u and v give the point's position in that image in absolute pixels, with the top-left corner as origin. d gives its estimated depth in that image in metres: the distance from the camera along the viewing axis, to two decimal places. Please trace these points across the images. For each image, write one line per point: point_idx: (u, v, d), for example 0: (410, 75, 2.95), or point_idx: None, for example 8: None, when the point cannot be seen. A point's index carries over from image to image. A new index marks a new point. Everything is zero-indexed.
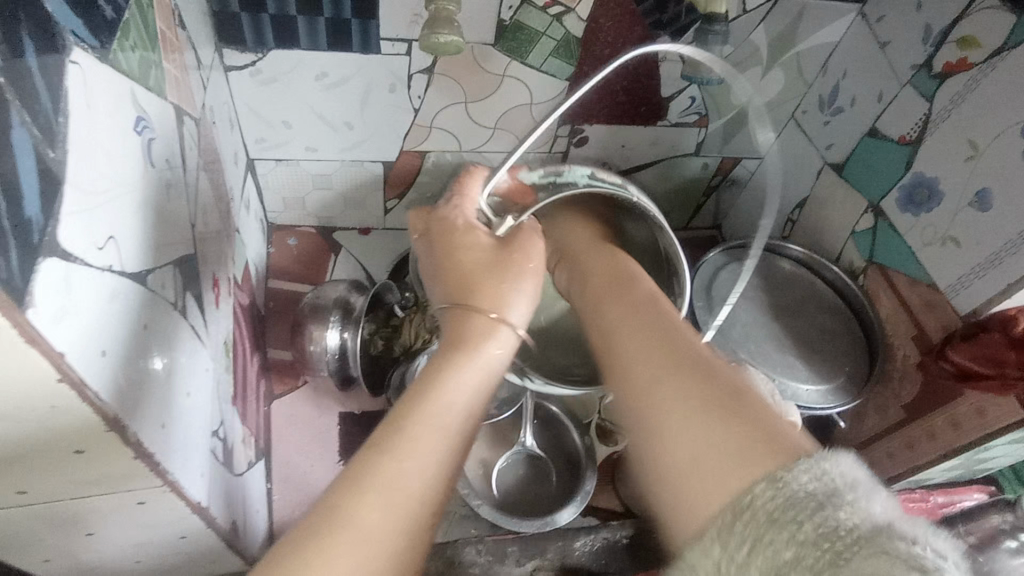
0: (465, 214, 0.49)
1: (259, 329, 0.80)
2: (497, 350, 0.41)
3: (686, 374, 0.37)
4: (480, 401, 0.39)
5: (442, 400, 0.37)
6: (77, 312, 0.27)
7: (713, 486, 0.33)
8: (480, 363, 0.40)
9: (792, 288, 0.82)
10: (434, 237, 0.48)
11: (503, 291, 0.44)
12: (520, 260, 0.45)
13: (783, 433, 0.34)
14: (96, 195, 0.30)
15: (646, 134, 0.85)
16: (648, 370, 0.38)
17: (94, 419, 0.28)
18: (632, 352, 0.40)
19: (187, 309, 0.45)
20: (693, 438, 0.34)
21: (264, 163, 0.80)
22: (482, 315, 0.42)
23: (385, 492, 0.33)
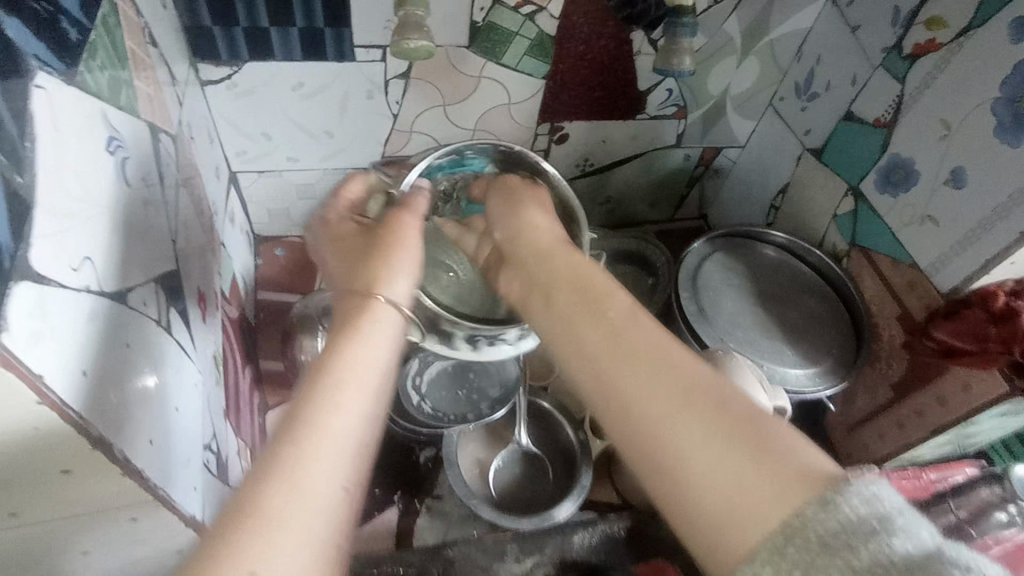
0: (341, 211, 0.52)
1: (249, 341, 0.80)
2: (378, 325, 0.41)
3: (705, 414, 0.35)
4: (381, 370, 0.39)
5: (344, 368, 0.37)
6: (53, 334, 0.27)
7: (750, 517, 0.31)
8: (375, 332, 0.41)
9: (780, 274, 0.82)
10: (324, 235, 0.50)
11: (375, 272, 0.44)
12: (396, 234, 0.47)
13: (811, 461, 0.33)
14: (68, 217, 0.30)
15: (626, 128, 0.86)
16: (657, 405, 0.36)
17: (79, 439, 0.29)
18: (640, 386, 0.37)
19: (172, 325, 0.45)
20: (712, 470, 0.33)
21: (247, 176, 0.80)
22: (366, 296, 0.43)
23: (298, 482, 0.32)
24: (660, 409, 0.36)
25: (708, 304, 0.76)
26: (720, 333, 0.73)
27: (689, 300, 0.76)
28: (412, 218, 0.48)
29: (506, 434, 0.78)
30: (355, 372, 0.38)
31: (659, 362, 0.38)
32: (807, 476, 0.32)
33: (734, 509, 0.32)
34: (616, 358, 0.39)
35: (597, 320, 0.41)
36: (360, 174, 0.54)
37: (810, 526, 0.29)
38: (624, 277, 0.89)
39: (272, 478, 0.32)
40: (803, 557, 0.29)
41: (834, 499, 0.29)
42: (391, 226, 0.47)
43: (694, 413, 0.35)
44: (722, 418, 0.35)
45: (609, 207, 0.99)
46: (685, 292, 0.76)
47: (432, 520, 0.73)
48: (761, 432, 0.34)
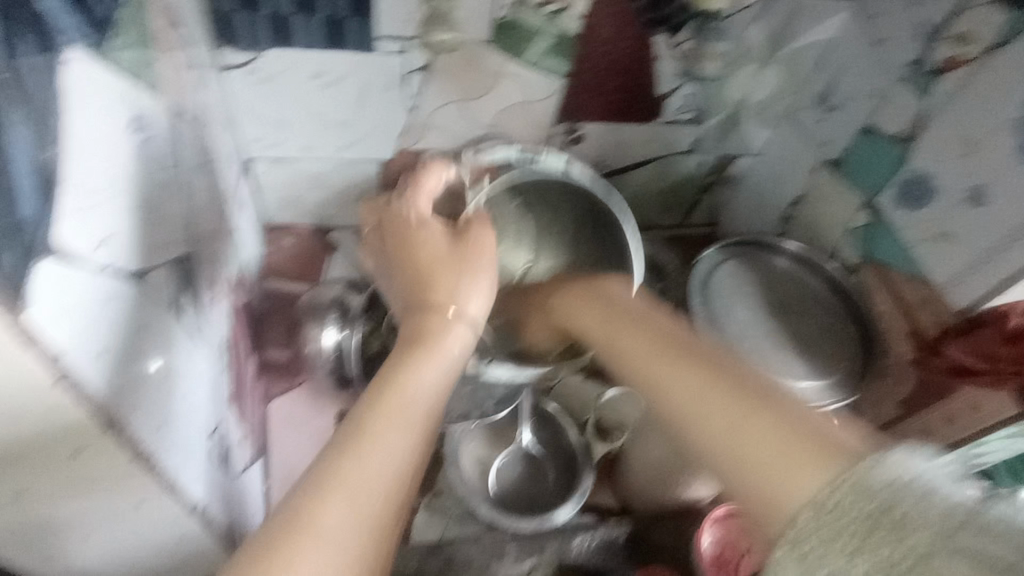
0: (420, 210, 0.53)
1: (254, 329, 0.80)
2: (452, 346, 0.43)
3: (735, 404, 0.41)
4: (441, 394, 0.40)
5: (407, 391, 0.38)
6: (73, 315, 0.27)
7: (783, 493, 0.35)
8: (443, 355, 0.42)
9: (791, 283, 0.81)
10: (392, 233, 0.52)
11: (455, 284, 0.46)
12: (474, 260, 0.48)
13: (850, 443, 0.36)
14: (92, 196, 0.30)
15: (642, 132, 0.85)
16: (711, 406, 0.41)
17: (93, 421, 0.29)
18: (694, 393, 0.43)
19: (184, 309, 0.45)
20: (771, 458, 0.37)
21: (260, 164, 0.80)
22: (438, 311, 0.45)
23: (350, 486, 0.33)
24: (725, 434, 0.40)
25: (719, 312, 0.77)
26: (729, 342, 0.73)
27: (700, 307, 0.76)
28: (488, 237, 0.50)
29: (509, 433, 0.77)
30: (416, 387, 0.39)
31: (712, 375, 0.43)
32: (812, 447, 0.36)
33: (772, 486, 0.36)
34: (677, 377, 0.45)
35: (670, 359, 0.46)
36: (437, 166, 0.57)
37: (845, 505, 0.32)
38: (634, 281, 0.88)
39: (340, 470, 0.33)
40: (830, 529, 0.32)
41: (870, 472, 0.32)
42: (473, 243, 0.49)
43: (733, 408, 0.41)
44: (753, 404, 0.40)
45: (621, 211, 0.98)
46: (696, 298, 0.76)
47: (431, 517, 0.72)
48: (787, 423, 0.39)
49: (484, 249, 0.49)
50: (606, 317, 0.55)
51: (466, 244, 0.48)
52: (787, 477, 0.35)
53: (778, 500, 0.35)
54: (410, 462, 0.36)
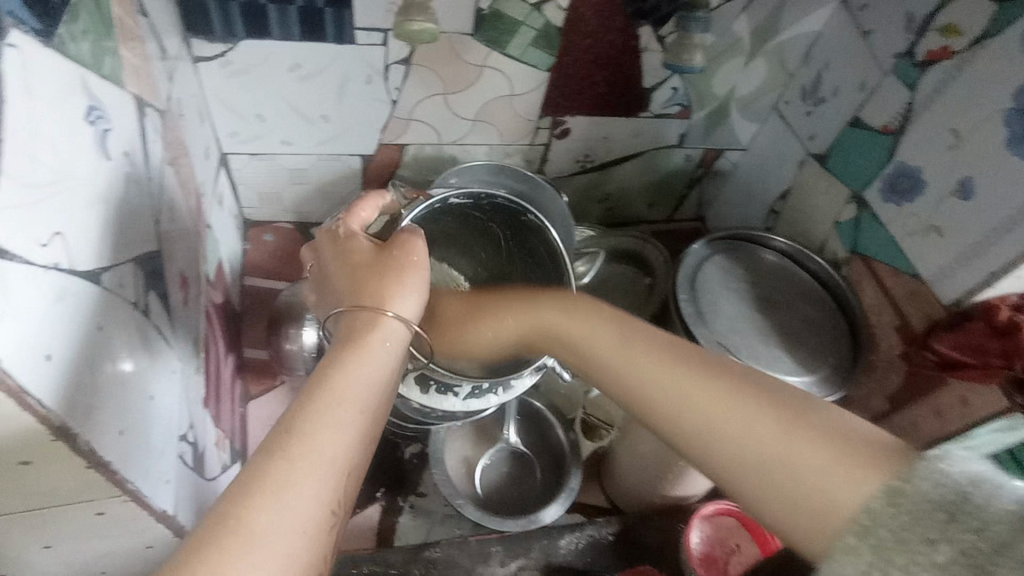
0: (351, 225, 0.48)
1: (234, 328, 0.78)
2: (385, 342, 0.39)
3: (757, 402, 0.37)
4: (382, 388, 0.37)
5: (346, 383, 0.35)
6: (14, 316, 0.25)
7: (821, 497, 0.33)
8: (376, 354, 0.38)
9: (777, 278, 0.81)
10: (324, 253, 0.46)
11: (384, 288, 0.41)
12: (400, 257, 0.43)
13: (876, 437, 0.34)
14: (38, 189, 0.28)
15: (629, 126, 0.84)
16: (703, 404, 0.38)
17: (39, 429, 0.27)
18: (693, 385, 0.39)
19: (151, 309, 0.43)
20: (802, 455, 0.34)
21: (238, 158, 0.78)
22: (371, 309, 0.40)
23: (282, 497, 0.29)
24: (735, 424, 0.37)
25: (706, 308, 0.75)
26: (718, 338, 0.72)
27: (686, 302, 0.74)
28: (420, 240, 0.45)
29: (495, 432, 0.76)
30: (349, 384, 0.35)
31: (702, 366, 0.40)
32: (861, 446, 0.33)
33: (804, 494, 0.33)
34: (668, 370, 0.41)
35: (638, 346, 0.44)
36: (374, 197, 0.52)
37: (886, 521, 0.29)
38: (620, 277, 0.87)
39: (261, 494, 0.29)
40: (908, 516, 0.28)
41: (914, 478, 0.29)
42: (400, 246, 0.44)
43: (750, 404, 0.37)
44: (763, 399, 0.37)
45: (608, 206, 0.97)
46: (684, 294, 0.75)
47: (416, 519, 0.71)
48: (808, 413, 0.36)
49: (417, 254, 0.44)
50: (558, 306, 0.51)
51: (393, 250, 0.44)
52: (834, 478, 0.33)
53: (828, 503, 0.32)
54: (342, 467, 0.32)
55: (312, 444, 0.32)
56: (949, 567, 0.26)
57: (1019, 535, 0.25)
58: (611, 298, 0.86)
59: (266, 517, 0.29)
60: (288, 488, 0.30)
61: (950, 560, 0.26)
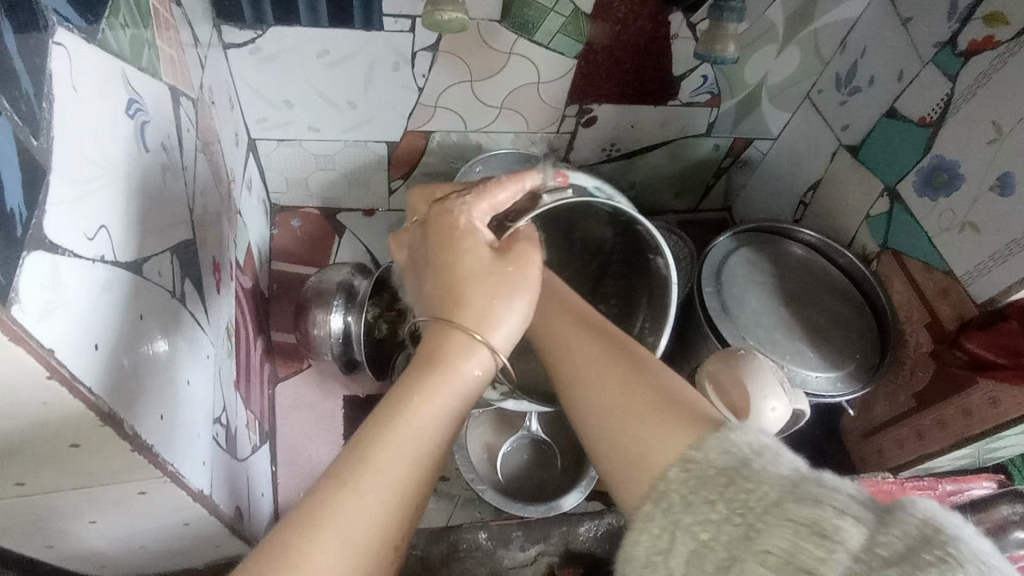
0: (474, 213, 0.41)
1: (262, 312, 0.80)
2: (474, 375, 0.37)
3: (605, 358, 0.38)
4: (456, 424, 0.36)
5: (420, 423, 0.34)
6: (65, 307, 0.26)
7: (626, 454, 0.34)
8: (458, 384, 0.36)
9: (805, 272, 0.78)
10: (432, 228, 0.42)
11: (491, 307, 0.38)
12: (517, 275, 0.40)
13: (699, 406, 0.34)
14: (83, 182, 0.29)
15: (657, 113, 0.83)
16: (572, 366, 0.39)
17: (89, 414, 0.28)
18: (558, 338, 0.42)
19: (186, 296, 0.44)
20: (620, 406, 0.35)
21: (266, 144, 0.78)
22: (467, 332, 0.38)
23: (340, 537, 0.30)
24: (575, 369, 0.39)
25: (731, 301, 0.72)
26: (741, 331, 0.70)
27: (711, 295, 0.72)
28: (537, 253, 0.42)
29: (516, 420, 0.77)
30: (428, 410, 0.35)
31: (586, 338, 0.40)
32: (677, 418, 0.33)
33: (619, 451, 0.34)
34: (546, 323, 0.44)
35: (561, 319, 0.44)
36: (518, 176, 0.42)
37: (674, 485, 0.30)
38: None
39: (326, 533, 0.30)
40: (696, 479, 0.30)
41: (704, 445, 0.31)
42: (514, 253, 0.40)
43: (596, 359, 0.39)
44: (620, 368, 0.38)
45: (633, 193, 0.98)
46: (708, 287, 0.73)
47: (438, 502, 0.73)
48: (656, 384, 0.36)
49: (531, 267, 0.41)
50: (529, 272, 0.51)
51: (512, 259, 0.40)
52: (644, 433, 0.33)
53: (638, 460, 0.33)
54: (404, 506, 0.33)
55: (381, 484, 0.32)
56: (722, 525, 0.28)
57: (790, 497, 0.27)
58: None
59: (331, 543, 0.30)
60: (351, 520, 0.31)
61: (724, 519, 0.28)
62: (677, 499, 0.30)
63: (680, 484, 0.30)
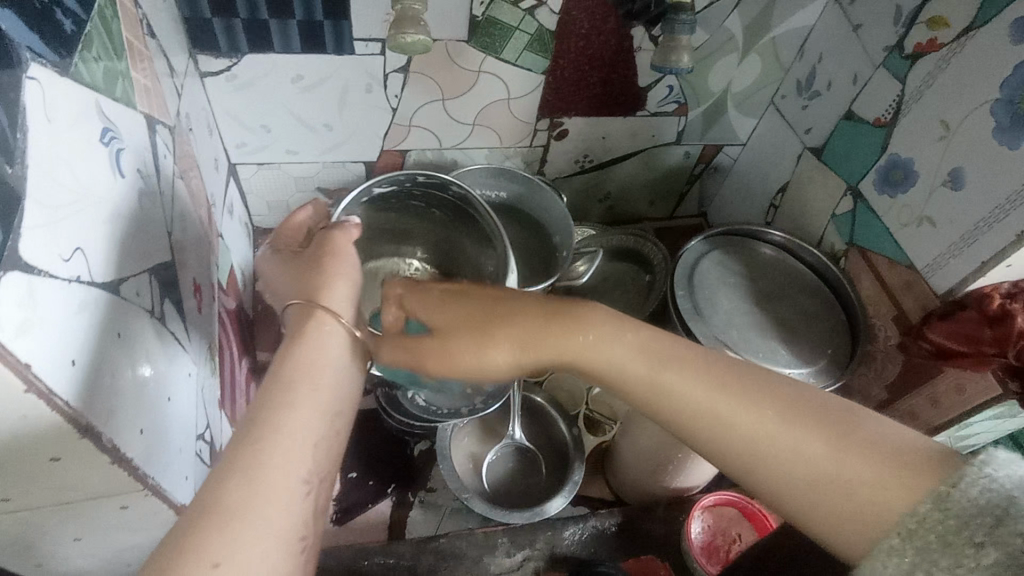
0: (281, 238, 0.52)
1: (246, 332, 0.81)
2: (336, 342, 0.43)
3: (786, 419, 0.39)
4: (336, 371, 0.42)
5: (303, 375, 0.40)
6: (42, 323, 0.27)
7: (872, 516, 0.35)
8: (326, 348, 0.42)
9: (775, 272, 0.80)
10: (265, 259, 0.51)
11: (321, 284, 0.45)
12: (332, 261, 0.47)
13: (910, 442, 0.37)
14: (59, 208, 0.31)
15: (626, 124, 0.86)
16: (764, 429, 0.40)
17: (67, 426, 0.29)
18: (729, 409, 0.41)
19: (166, 315, 0.45)
20: (838, 468, 0.37)
21: (246, 168, 0.80)
22: (314, 310, 0.44)
23: (248, 479, 0.34)
24: (756, 429, 0.40)
25: (703, 303, 0.74)
26: (715, 332, 0.71)
27: (684, 299, 0.73)
28: (347, 232, 0.48)
29: (501, 428, 0.78)
30: (305, 374, 0.40)
31: (763, 399, 0.40)
32: (902, 464, 0.36)
33: (846, 512, 0.37)
34: (702, 391, 0.42)
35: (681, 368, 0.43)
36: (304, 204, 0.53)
37: (932, 520, 0.32)
38: (622, 275, 0.89)
39: (230, 473, 0.34)
40: (954, 521, 0.31)
41: (949, 480, 0.33)
42: (327, 241, 0.48)
43: (790, 421, 0.39)
44: (818, 421, 0.39)
45: (609, 204, 1.00)
46: (681, 290, 0.74)
47: (426, 513, 0.74)
48: (856, 433, 0.38)
49: (343, 249, 0.47)
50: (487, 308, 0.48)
51: (320, 247, 0.48)
52: (870, 486, 0.36)
53: (873, 512, 0.35)
54: (308, 441, 0.37)
55: (280, 429, 0.36)
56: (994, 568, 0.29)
57: None
58: (611, 295, 0.87)
59: (235, 480, 0.33)
60: (267, 461, 0.35)
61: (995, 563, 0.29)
62: (935, 538, 0.32)
63: (936, 522, 0.32)
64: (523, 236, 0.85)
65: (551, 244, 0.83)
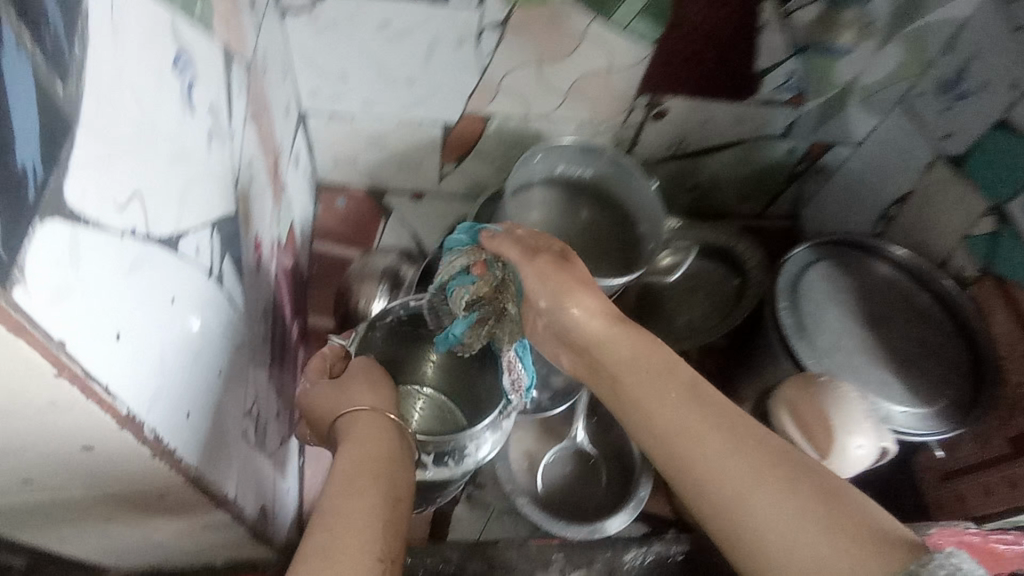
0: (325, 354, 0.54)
1: (301, 292, 0.77)
2: (392, 438, 0.44)
3: (773, 483, 0.35)
4: (399, 459, 0.43)
5: (370, 457, 0.41)
6: (83, 289, 0.22)
7: None
8: (383, 441, 0.44)
9: (890, 294, 0.69)
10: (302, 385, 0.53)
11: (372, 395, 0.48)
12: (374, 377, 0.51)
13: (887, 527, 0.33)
14: (115, 143, 0.25)
15: (732, 111, 0.77)
16: (729, 472, 0.36)
17: (102, 418, 0.24)
18: (711, 460, 0.36)
19: (225, 276, 0.40)
20: (814, 548, 0.32)
21: (317, 117, 0.75)
22: (369, 412, 0.46)
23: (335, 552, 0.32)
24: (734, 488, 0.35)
25: (808, 320, 0.65)
26: (818, 358, 0.63)
27: (786, 312, 0.65)
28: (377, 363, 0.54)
29: (561, 428, 0.72)
30: (373, 458, 0.41)
31: (746, 448, 0.36)
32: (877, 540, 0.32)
33: None
34: (696, 438, 0.37)
35: (678, 399, 0.39)
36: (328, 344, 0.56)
37: None
38: (709, 275, 0.80)
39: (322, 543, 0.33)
40: None
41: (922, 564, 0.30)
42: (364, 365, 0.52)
43: (772, 477, 0.35)
44: (796, 490, 0.34)
45: (696, 195, 0.92)
46: (783, 302, 0.66)
47: (472, 511, 0.69)
48: (844, 509, 0.33)
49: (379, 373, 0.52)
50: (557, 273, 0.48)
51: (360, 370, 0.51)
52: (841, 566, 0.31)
53: None
54: (388, 517, 0.36)
55: (362, 503, 0.36)
56: None
57: None
58: (690, 300, 0.80)
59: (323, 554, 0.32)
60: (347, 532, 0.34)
61: None
62: None
63: None
64: (606, 222, 0.78)
65: (635, 234, 0.76)
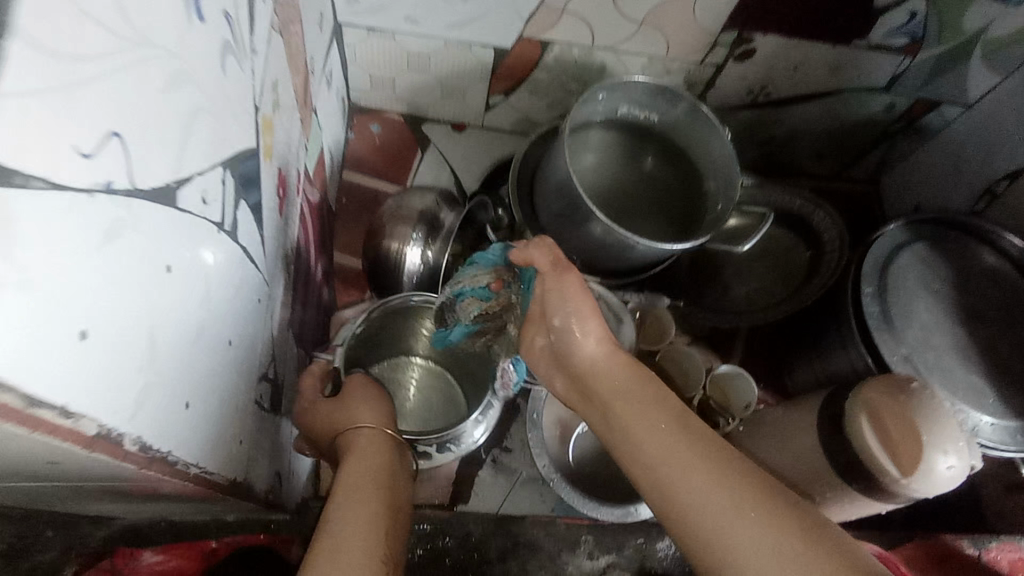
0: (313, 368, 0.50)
1: (328, 227, 0.71)
2: (388, 449, 0.43)
3: (753, 516, 0.32)
4: (393, 469, 0.41)
5: (363, 467, 0.39)
6: (23, 280, 0.16)
7: None
8: (377, 449, 0.42)
9: (992, 289, 0.61)
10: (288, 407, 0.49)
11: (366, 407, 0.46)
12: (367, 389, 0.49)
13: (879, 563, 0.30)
14: (82, 67, 0.18)
15: (832, 56, 0.66)
16: (710, 499, 0.34)
17: (58, 437, 0.18)
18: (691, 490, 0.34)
19: (239, 227, 0.33)
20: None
21: (354, 31, 0.65)
22: (362, 425, 0.44)
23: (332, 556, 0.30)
24: (719, 522, 0.33)
25: (897, 309, 0.57)
26: (905, 355, 0.55)
27: (871, 300, 0.57)
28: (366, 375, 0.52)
29: None
30: (367, 467, 0.39)
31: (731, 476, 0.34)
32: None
33: None
34: (677, 467, 0.36)
35: (667, 429, 0.38)
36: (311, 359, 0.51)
37: None
38: (776, 245, 0.73)
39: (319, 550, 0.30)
40: None
41: None
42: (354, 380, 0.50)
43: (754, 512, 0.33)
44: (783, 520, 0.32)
45: (768, 149, 0.82)
46: (869, 287, 0.58)
47: (497, 475, 0.65)
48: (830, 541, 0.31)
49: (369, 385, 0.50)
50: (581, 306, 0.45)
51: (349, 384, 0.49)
52: None
53: None
54: (388, 524, 0.34)
55: (357, 510, 0.34)
56: None
57: None
58: (750, 268, 0.73)
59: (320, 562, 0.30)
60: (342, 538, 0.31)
61: None
62: None
63: None
64: (669, 176, 0.69)
65: (700, 191, 0.68)
